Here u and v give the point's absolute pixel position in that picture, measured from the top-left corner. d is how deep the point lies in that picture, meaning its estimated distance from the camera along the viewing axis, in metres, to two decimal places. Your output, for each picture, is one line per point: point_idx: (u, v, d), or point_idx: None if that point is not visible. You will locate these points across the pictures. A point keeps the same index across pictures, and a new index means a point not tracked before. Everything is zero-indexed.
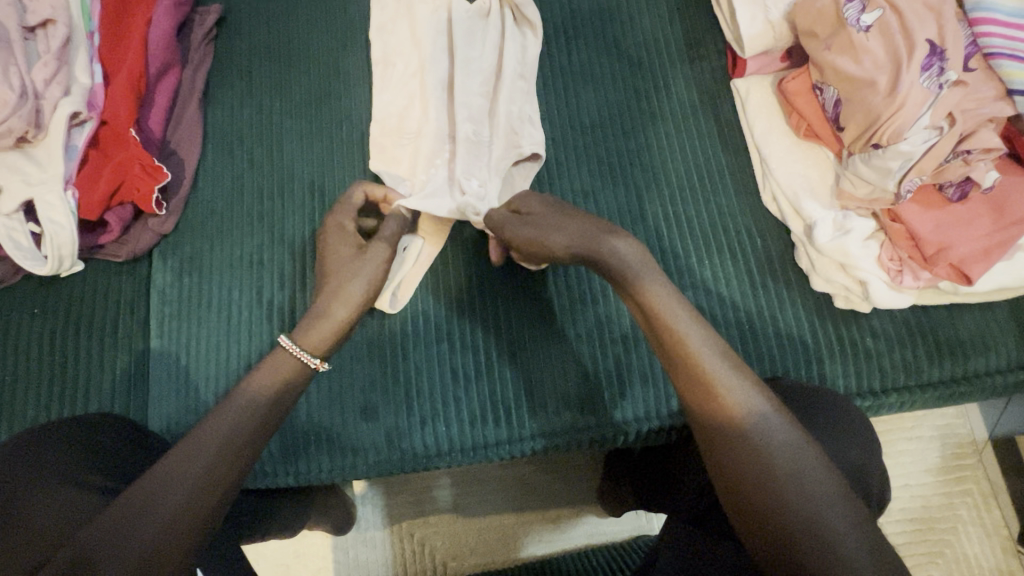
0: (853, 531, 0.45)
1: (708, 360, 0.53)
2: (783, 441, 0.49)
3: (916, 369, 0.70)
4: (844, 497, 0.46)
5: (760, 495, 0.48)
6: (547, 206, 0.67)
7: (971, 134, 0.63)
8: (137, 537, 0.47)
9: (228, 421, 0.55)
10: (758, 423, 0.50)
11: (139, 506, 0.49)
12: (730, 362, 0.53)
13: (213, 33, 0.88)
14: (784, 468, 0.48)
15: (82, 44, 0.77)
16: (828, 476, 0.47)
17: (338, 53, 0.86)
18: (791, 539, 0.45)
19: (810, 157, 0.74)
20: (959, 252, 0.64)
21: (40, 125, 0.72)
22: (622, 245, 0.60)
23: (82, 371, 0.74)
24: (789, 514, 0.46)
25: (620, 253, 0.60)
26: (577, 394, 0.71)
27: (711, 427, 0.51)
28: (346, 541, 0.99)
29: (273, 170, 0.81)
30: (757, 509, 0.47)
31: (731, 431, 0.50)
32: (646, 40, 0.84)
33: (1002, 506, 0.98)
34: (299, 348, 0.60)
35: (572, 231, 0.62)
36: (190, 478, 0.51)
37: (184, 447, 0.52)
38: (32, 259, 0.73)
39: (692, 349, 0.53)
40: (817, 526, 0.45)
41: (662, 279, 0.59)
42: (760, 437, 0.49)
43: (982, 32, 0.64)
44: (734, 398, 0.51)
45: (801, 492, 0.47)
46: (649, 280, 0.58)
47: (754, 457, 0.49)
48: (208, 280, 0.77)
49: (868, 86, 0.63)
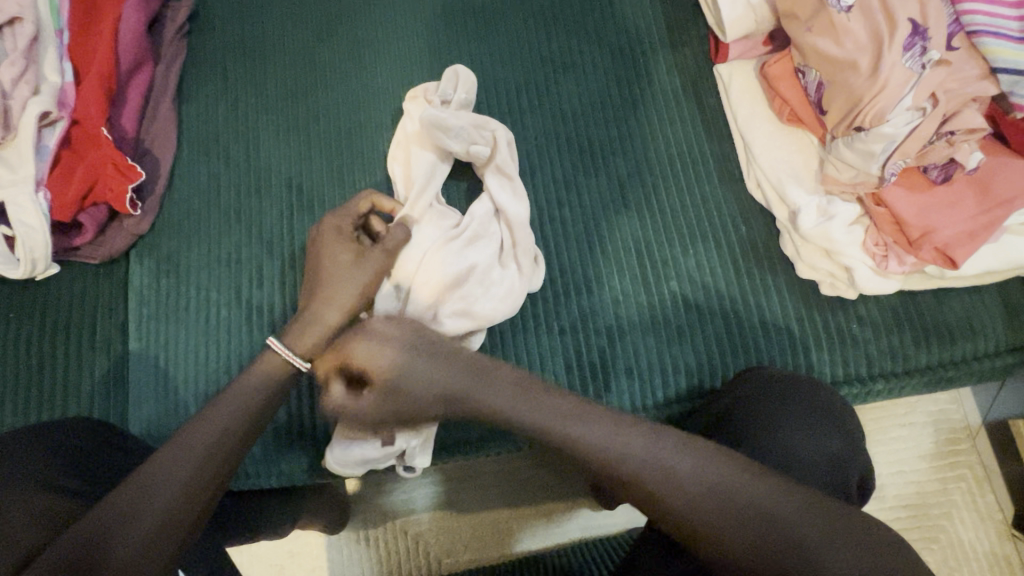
0: (813, 533, 0.46)
1: (611, 453, 0.50)
2: (711, 482, 0.49)
3: (903, 354, 0.69)
4: (792, 509, 0.47)
5: (711, 540, 0.48)
6: (430, 372, 0.52)
7: (954, 114, 0.62)
8: (122, 548, 0.47)
9: (207, 429, 0.54)
10: (679, 490, 0.49)
11: (122, 516, 0.48)
12: (641, 442, 0.51)
13: (186, 29, 0.86)
14: (722, 508, 0.48)
15: (51, 43, 0.75)
16: (789, 496, 0.48)
17: (314, 47, 0.84)
18: (765, 566, 0.46)
19: (794, 142, 0.73)
20: (944, 236, 0.63)
21: (9, 126, 0.71)
22: (495, 392, 0.53)
23: (60, 376, 0.73)
24: (743, 552, 0.47)
25: (490, 396, 0.53)
26: (559, 389, 0.69)
27: (653, 511, 0.50)
28: (338, 541, 0.99)
29: (250, 168, 0.80)
30: (713, 552, 0.48)
31: (667, 513, 0.49)
32: (627, 28, 0.83)
33: (996, 490, 0.98)
34: (290, 353, 0.60)
35: (448, 389, 0.52)
36: (168, 489, 0.50)
37: (163, 459, 0.52)
38: (6, 263, 0.72)
39: (588, 448, 0.51)
40: (777, 543, 0.46)
41: (540, 389, 0.54)
42: (688, 493, 0.48)
43: (965, 10, 0.61)
44: (649, 464, 0.50)
45: (749, 524, 0.47)
46: (518, 397, 0.53)
47: (703, 530, 0.48)
48: (187, 281, 0.76)
49: (850, 68, 0.62)
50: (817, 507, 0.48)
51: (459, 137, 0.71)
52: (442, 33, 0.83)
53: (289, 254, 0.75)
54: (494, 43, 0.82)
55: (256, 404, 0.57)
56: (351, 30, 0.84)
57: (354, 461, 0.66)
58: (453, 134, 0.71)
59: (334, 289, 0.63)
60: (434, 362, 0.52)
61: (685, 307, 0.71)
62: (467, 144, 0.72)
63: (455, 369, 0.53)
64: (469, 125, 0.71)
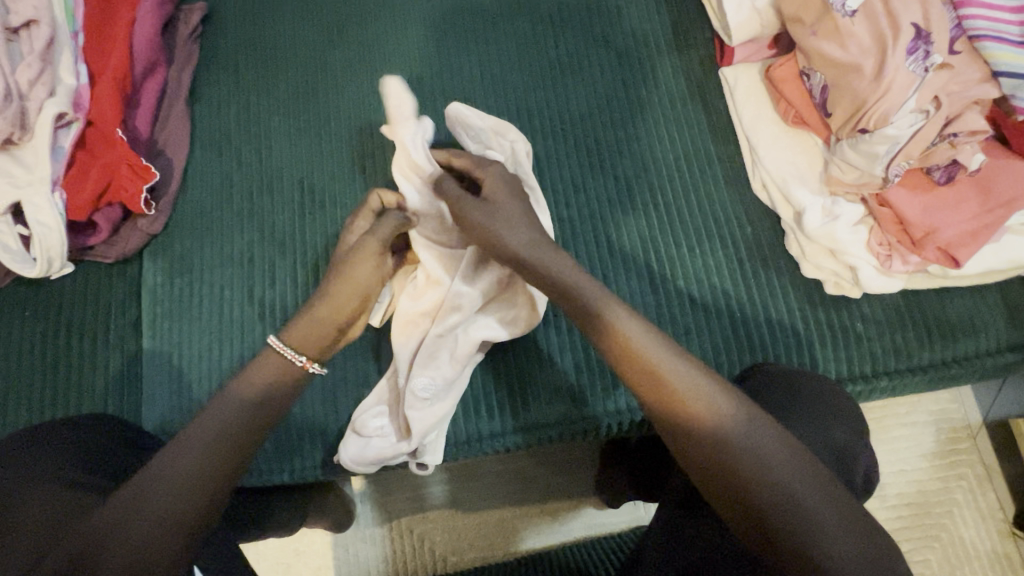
0: (818, 495, 0.47)
1: (659, 360, 0.52)
2: (736, 420, 0.50)
3: (906, 352, 0.70)
4: (809, 471, 0.48)
5: (721, 471, 0.49)
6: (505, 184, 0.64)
7: (957, 117, 0.63)
8: (127, 543, 0.48)
9: (220, 421, 0.54)
10: (716, 415, 0.50)
11: (127, 512, 0.49)
12: (684, 359, 0.53)
13: (198, 32, 0.87)
14: (742, 441, 0.49)
15: (67, 45, 0.76)
16: (804, 463, 0.48)
17: (324, 50, 0.85)
18: (775, 524, 0.46)
19: (799, 144, 0.74)
20: (947, 236, 0.65)
21: (26, 127, 0.72)
22: (555, 258, 0.59)
23: (74, 373, 0.74)
24: (752, 484, 0.47)
25: (552, 266, 0.58)
26: (567, 387, 0.72)
27: (682, 432, 0.51)
28: (346, 538, 0.99)
29: (262, 168, 0.81)
30: (721, 483, 0.49)
31: (699, 433, 0.50)
32: (634, 31, 0.84)
33: (996, 489, 0.99)
34: (285, 346, 0.59)
35: (524, 247, 0.59)
36: (178, 476, 0.51)
37: (171, 452, 0.52)
38: (22, 262, 0.73)
39: (639, 348, 0.53)
40: (781, 492, 0.47)
41: (598, 286, 0.58)
42: (715, 421, 0.50)
43: (966, 14, 0.63)
44: (684, 385, 0.51)
45: (762, 462, 0.48)
46: (586, 287, 0.57)
47: (729, 458, 0.48)
48: (200, 280, 0.77)
49: (854, 71, 0.63)
50: (827, 484, 0.47)
51: (477, 137, 0.71)
52: (451, 36, 0.84)
53: (301, 253, 0.77)
54: (502, 46, 0.83)
55: (269, 399, 0.57)
56: (361, 33, 0.85)
57: (370, 460, 0.66)
58: (472, 133, 0.71)
59: (339, 287, 0.61)
60: (517, 221, 0.60)
61: (692, 305, 0.72)
62: (483, 145, 0.71)
63: (531, 230, 0.60)
64: (489, 129, 0.71)
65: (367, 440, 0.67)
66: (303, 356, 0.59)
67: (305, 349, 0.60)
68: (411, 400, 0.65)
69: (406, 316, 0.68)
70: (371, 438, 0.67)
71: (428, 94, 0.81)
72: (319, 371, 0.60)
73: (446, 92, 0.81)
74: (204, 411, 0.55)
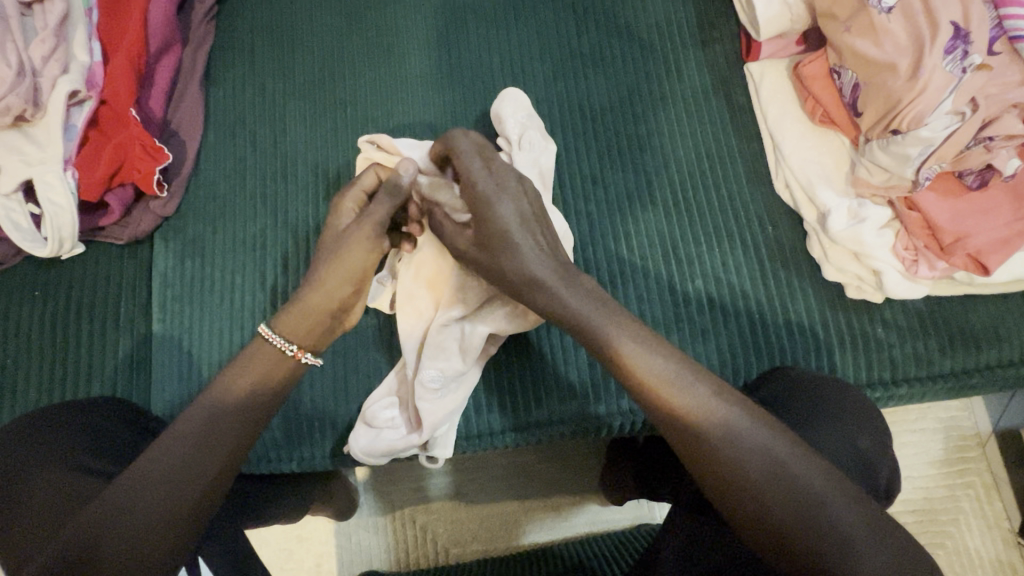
0: (848, 517, 0.46)
1: (673, 390, 0.51)
2: (756, 449, 0.48)
3: (927, 360, 0.69)
4: (834, 490, 0.47)
5: (746, 505, 0.48)
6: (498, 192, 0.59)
7: (995, 119, 0.61)
8: (116, 538, 0.47)
9: (204, 419, 0.52)
10: (733, 444, 0.49)
11: (117, 508, 0.48)
12: (698, 385, 0.51)
13: (214, 11, 0.86)
14: (765, 473, 0.48)
15: (81, 21, 0.74)
16: (831, 483, 0.47)
17: (341, 34, 0.84)
18: (798, 549, 0.46)
19: (825, 144, 0.73)
20: (976, 242, 0.63)
21: (38, 104, 0.70)
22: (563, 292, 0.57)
23: (84, 355, 0.73)
24: (773, 510, 0.47)
25: (556, 296, 0.56)
26: (582, 384, 0.71)
27: (699, 461, 0.50)
28: (348, 527, 0.99)
29: (276, 152, 0.80)
30: (740, 511, 0.48)
31: (719, 461, 0.49)
32: (658, 23, 0.82)
33: (1004, 499, 0.98)
34: (274, 335, 0.57)
35: (525, 278, 0.57)
36: (163, 475, 0.49)
37: (157, 452, 0.50)
38: (32, 241, 0.72)
39: (653, 379, 0.52)
40: (804, 521, 0.46)
41: (612, 309, 0.56)
42: (736, 449, 0.49)
43: (1008, 14, 0.61)
44: (700, 416, 0.50)
45: (786, 486, 0.47)
46: (598, 314, 0.55)
47: (749, 486, 0.48)
48: (211, 264, 0.76)
49: (889, 70, 0.61)
50: (854, 497, 0.47)
51: (515, 127, 0.72)
52: (470, 23, 0.82)
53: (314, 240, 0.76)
54: (523, 34, 0.82)
55: (248, 393, 0.55)
56: (379, 17, 0.84)
57: (380, 453, 0.66)
58: (511, 121, 0.72)
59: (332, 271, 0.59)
60: (532, 254, 0.57)
61: (709, 305, 0.71)
62: (519, 135, 0.72)
63: (535, 261, 0.57)
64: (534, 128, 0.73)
65: (377, 433, 0.66)
66: (295, 345, 0.57)
67: (297, 339, 0.58)
68: (421, 391, 0.64)
69: (411, 302, 0.67)
70: (382, 430, 0.66)
71: (447, 82, 0.80)
72: (311, 362, 0.58)
73: (464, 80, 0.80)
74: (189, 408, 0.53)
